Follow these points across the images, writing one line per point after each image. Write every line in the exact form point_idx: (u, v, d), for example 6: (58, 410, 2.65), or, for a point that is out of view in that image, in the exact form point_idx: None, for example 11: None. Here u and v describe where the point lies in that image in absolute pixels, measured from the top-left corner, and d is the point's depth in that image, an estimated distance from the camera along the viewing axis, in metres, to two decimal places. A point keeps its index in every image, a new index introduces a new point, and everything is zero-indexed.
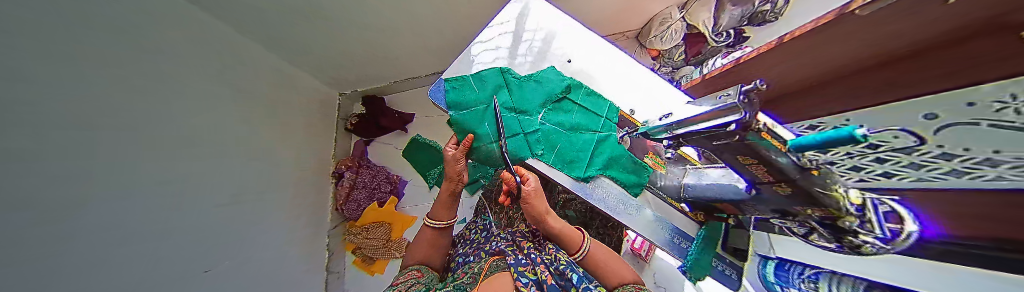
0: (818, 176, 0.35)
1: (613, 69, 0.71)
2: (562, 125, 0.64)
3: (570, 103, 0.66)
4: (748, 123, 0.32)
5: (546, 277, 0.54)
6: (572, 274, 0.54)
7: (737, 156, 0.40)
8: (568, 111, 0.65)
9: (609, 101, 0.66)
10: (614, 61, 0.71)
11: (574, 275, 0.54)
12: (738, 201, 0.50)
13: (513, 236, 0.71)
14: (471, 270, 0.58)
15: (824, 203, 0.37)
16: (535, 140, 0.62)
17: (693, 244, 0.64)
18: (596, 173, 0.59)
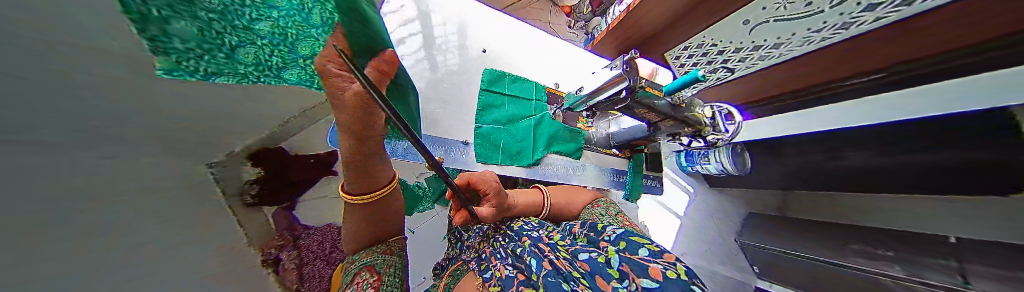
0: (683, 107, 0.49)
1: (528, 49, 0.78)
2: (500, 121, 0.63)
3: (501, 95, 0.66)
4: (633, 87, 0.40)
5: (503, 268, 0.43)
6: (531, 256, 0.44)
7: (635, 111, 0.49)
8: (503, 103, 0.66)
9: (533, 81, 0.71)
10: (525, 41, 0.78)
11: (532, 258, 0.43)
12: (646, 137, 0.63)
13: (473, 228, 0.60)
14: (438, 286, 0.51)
15: (692, 124, 0.51)
16: (484, 146, 0.60)
17: (627, 175, 0.77)
18: (544, 153, 0.64)
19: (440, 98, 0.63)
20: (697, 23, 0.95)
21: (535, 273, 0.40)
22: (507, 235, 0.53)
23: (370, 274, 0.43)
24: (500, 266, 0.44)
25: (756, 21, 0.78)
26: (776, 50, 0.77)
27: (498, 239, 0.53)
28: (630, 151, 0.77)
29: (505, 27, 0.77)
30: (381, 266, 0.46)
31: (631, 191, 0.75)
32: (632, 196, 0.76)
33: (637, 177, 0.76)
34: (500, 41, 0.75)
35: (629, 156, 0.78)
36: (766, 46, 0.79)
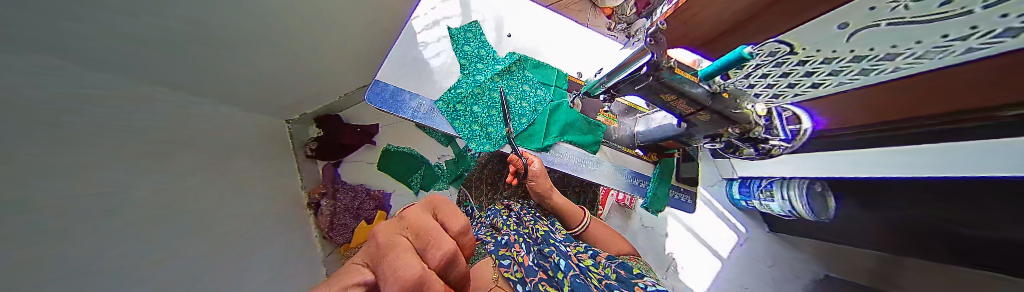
0: (728, 98, 0.41)
1: (553, 31, 0.78)
2: (515, 100, 0.63)
3: (516, 73, 0.67)
4: (655, 63, 0.36)
5: (524, 257, 0.61)
6: (558, 258, 0.62)
7: (660, 96, 0.44)
8: (520, 86, 0.65)
9: (556, 68, 0.70)
10: (550, 24, 0.79)
11: (558, 260, 0.61)
12: (677, 135, 0.56)
13: (499, 220, 0.78)
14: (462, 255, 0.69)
15: (737, 121, 0.43)
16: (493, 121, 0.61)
17: (650, 180, 0.67)
18: (554, 140, 0.61)
19: (448, 69, 0.64)
20: (767, 27, 0.58)
21: (562, 271, 0.59)
22: (532, 239, 0.70)
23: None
24: (523, 254, 0.62)
25: (853, 27, 0.41)
26: (883, 62, 0.43)
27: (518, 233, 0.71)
28: (656, 154, 0.68)
29: (527, 9, 0.80)
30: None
31: (651, 200, 0.65)
32: (653, 207, 0.66)
33: (662, 185, 0.66)
34: (525, 22, 0.77)
35: (656, 162, 0.70)
36: (847, 58, 0.48)
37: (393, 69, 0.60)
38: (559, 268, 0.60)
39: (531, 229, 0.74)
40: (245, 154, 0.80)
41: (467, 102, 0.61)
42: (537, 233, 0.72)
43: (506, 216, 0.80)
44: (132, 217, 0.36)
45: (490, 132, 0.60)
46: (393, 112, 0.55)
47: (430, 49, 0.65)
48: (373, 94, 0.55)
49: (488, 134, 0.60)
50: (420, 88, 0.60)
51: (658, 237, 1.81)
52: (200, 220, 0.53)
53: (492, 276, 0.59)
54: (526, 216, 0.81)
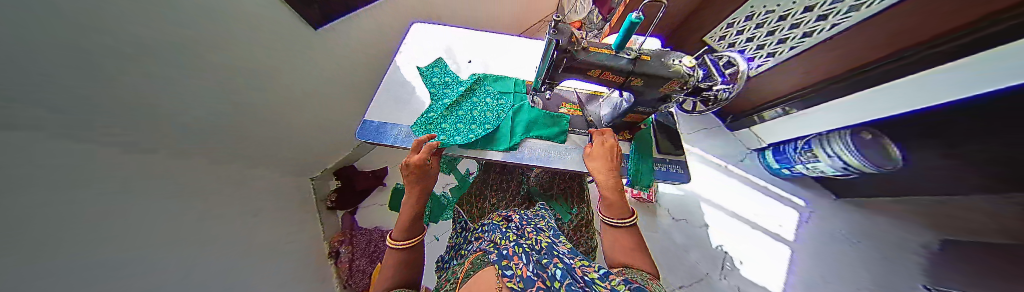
0: (650, 59, 0.44)
1: (502, 49, 0.96)
2: (478, 110, 0.71)
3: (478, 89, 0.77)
4: (564, 47, 0.42)
5: (521, 270, 0.37)
6: (556, 268, 0.38)
7: (588, 74, 0.47)
8: (484, 99, 0.74)
9: (513, 78, 0.78)
10: (501, 44, 0.97)
11: (557, 268, 0.37)
12: (632, 107, 0.57)
13: (497, 234, 0.57)
14: (454, 279, 0.50)
15: (670, 77, 0.45)
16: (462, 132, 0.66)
17: (629, 158, 0.67)
18: (520, 138, 0.66)
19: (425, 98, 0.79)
20: None
21: (563, 283, 0.34)
22: (534, 249, 0.46)
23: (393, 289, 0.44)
24: (523, 266, 0.38)
25: None
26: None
27: (519, 243, 0.49)
28: (630, 131, 0.70)
29: (482, 42, 0.99)
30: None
31: (637, 176, 0.65)
32: (641, 183, 0.65)
33: (644, 160, 0.66)
34: (479, 48, 0.96)
35: (631, 138, 0.70)
36: None
37: (378, 109, 0.76)
38: (556, 279, 0.35)
39: (534, 240, 0.51)
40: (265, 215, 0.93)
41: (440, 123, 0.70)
42: (541, 242, 0.49)
43: (503, 228, 0.59)
44: (145, 271, 0.45)
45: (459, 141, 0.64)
46: (377, 142, 0.68)
47: (407, 86, 0.82)
48: (361, 132, 0.70)
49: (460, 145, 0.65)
50: (398, 118, 0.75)
51: (696, 230, 1.59)
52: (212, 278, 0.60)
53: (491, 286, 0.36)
54: (528, 225, 0.58)
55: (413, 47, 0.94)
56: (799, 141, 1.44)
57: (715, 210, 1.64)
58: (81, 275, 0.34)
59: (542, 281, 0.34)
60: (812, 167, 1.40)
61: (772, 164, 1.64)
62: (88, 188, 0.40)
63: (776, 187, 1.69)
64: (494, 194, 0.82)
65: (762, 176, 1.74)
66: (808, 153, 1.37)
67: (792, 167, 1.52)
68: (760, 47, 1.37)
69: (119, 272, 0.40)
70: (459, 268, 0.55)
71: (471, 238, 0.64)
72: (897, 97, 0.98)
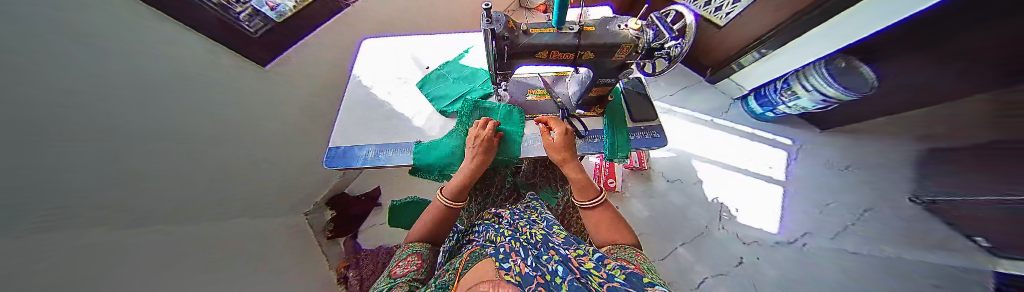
0: (593, 29, 0.44)
1: (448, 53, 1.03)
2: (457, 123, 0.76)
3: (435, 103, 0.85)
4: (502, 33, 0.42)
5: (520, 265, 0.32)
6: (558, 264, 0.33)
7: (538, 56, 0.47)
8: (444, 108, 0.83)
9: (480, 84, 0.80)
10: (447, 47, 1.05)
11: (557, 265, 0.33)
12: (593, 83, 0.56)
13: (490, 232, 0.55)
14: (449, 268, 0.45)
15: (617, 43, 0.45)
16: (424, 148, 0.74)
17: (603, 133, 0.68)
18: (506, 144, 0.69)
19: (393, 115, 0.82)
20: None
21: (558, 277, 0.28)
22: (530, 243, 0.44)
23: (415, 259, 0.49)
24: (521, 262, 0.33)
25: None
26: None
27: (517, 240, 0.46)
28: (599, 106, 0.70)
29: (437, 52, 1.03)
30: (423, 258, 0.51)
31: (613, 150, 0.65)
32: (618, 156, 0.65)
33: (619, 134, 0.66)
34: (428, 56, 1.02)
35: (603, 113, 0.71)
36: None
37: (341, 133, 0.77)
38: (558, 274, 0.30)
39: (529, 234, 0.49)
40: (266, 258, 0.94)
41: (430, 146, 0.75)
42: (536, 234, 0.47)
43: (496, 226, 0.57)
44: None
45: (421, 157, 0.73)
46: (346, 166, 0.69)
47: (366, 105, 0.84)
48: (328, 160, 0.70)
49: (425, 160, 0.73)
50: (367, 138, 0.76)
51: (692, 187, 1.63)
52: None
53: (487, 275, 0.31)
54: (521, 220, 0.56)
55: (371, 67, 0.96)
56: (778, 83, 1.46)
57: (707, 164, 1.67)
58: None
59: (538, 277, 0.28)
60: (793, 106, 1.44)
61: (757, 110, 1.66)
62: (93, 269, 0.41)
63: (761, 131, 1.73)
64: (479, 193, 0.82)
65: (748, 124, 1.76)
66: (788, 92, 1.40)
67: (775, 109, 1.55)
68: None
69: None
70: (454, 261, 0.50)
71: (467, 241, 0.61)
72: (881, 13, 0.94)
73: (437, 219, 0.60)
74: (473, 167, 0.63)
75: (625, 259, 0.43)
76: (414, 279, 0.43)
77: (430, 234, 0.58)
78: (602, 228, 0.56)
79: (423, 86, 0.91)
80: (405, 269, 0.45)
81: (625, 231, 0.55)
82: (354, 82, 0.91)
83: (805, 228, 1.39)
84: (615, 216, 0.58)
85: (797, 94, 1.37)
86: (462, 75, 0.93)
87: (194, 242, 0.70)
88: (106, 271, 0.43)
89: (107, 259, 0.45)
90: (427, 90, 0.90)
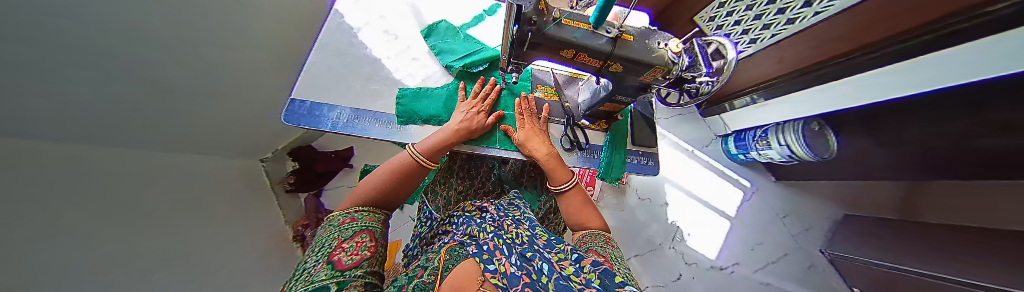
0: (632, 40, 0.39)
1: (455, 15, 0.92)
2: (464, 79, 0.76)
3: (440, 57, 0.78)
4: (528, 17, 0.34)
5: (506, 265, 0.28)
6: (542, 262, 0.28)
7: (562, 55, 0.41)
8: (450, 64, 0.75)
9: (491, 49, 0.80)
10: (455, 8, 0.93)
11: (542, 261, 0.28)
12: (611, 96, 0.52)
13: (472, 227, 0.51)
14: (427, 265, 0.41)
15: (653, 64, 0.41)
16: (411, 94, 0.69)
17: (603, 150, 0.67)
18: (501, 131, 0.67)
19: (381, 76, 0.72)
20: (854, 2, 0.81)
21: (543, 276, 0.23)
22: (515, 242, 0.39)
23: (368, 240, 0.39)
24: (507, 262, 0.28)
25: None
26: None
27: (499, 236, 0.41)
28: (605, 121, 0.69)
29: (445, 10, 0.91)
30: (377, 237, 0.42)
31: (607, 170, 0.64)
32: (611, 176, 0.65)
33: (617, 154, 0.66)
34: (433, 13, 0.89)
35: (607, 129, 0.70)
36: None
37: (310, 84, 0.64)
38: (540, 272, 0.26)
39: (515, 233, 0.44)
40: (212, 202, 0.84)
41: (423, 93, 0.70)
42: (522, 236, 0.43)
43: (477, 221, 0.53)
44: (105, 263, 0.42)
45: (406, 103, 0.68)
46: (311, 127, 0.58)
47: (350, 57, 0.72)
48: (289, 114, 0.59)
49: (408, 107, 0.68)
50: (345, 100, 0.65)
51: (657, 208, 1.75)
52: (179, 265, 0.58)
53: (470, 279, 0.27)
54: (505, 217, 0.52)
55: (361, 7, 0.81)
56: (757, 130, 1.53)
57: (676, 190, 1.79)
58: (51, 268, 0.33)
59: (524, 277, 0.23)
60: (762, 154, 1.54)
61: (732, 150, 1.76)
62: (18, 182, 0.35)
63: (732, 171, 1.85)
64: (458, 182, 0.76)
65: (722, 161, 1.88)
66: (763, 141, 1.47)
67: (747, 153, 1.65)
68: (744, 32, 1.35)
69: (82, 266, 0.38)
70: (433, 254, 0.46)
71: (444, 232, 0.56)
72: (861, 91, 1.02)
73: (395, 180, 0.51)
74: (455, 133, 0.57)
75: (596, 252, 0.43)
76: (370, 273, 0.34)
77: (382, 197, 0.50)
78: (576, 212, 0.56)
79: (428, 37, 0.82)
80: (355, 257, 0.33)
81: (595, 215, 0.56)
82: (334, 24, 0.75)
83: (735, 259, 1.66)
84: (585, 197, 0.58)
85: (769, 146, 1.44)
86: (472, 42, 0.84)
87: (122, 170, 0.60)
88: (31, 181, 0.38)
89: (30, 174, 0.38)
90: (432, 42, 0.81)
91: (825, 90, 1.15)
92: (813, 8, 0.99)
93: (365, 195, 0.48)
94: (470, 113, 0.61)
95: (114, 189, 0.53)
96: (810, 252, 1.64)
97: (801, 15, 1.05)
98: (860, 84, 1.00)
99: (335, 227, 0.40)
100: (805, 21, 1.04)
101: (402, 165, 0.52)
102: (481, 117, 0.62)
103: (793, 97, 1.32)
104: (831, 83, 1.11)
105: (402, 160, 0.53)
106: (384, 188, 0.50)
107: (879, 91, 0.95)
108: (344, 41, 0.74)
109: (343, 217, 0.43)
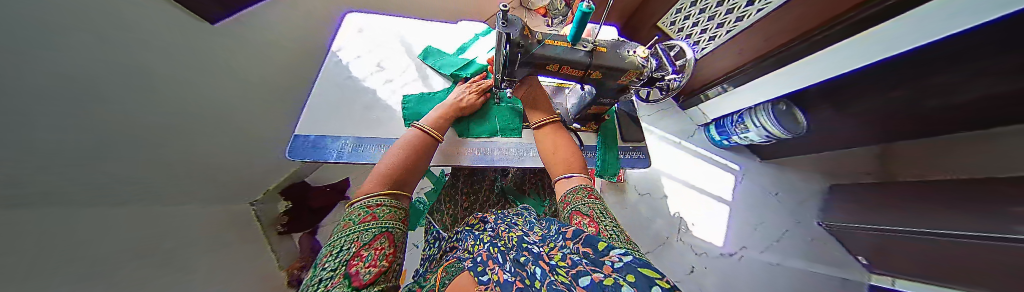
0: (606, 51, 0.46)
1: (446, 42, 1.00)
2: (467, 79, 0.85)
3: (442, 70, 0.87)
4: (515, 41, 0.40)
5: (498, 275, 0.28)
6: (533, 264, 0.28)
7: (548, 69, 0.47)
8: (454, 71, 0.85)
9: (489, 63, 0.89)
10: (445, 36, 1.02)
11: (534, 265, 0.27)
12: (595, 99, 0.58)
13: (470, 240, 0.52)
14: (426, 285, 0.41)
15: (626, 69, 0.47)
16: (415, 98, 0.78)
17: (597, 150, 0.71)
18: (492, 132, 0.73)
19: (380, 106, 0.75)
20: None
21: (537, 281, 0.22)
22: (507, 247, 0.40)
23: (388, 246, 0.37)
24: (500, 272, 0.29)
25: None
26: None
27: (491, 246, 0.43)
28: (595, 123, 0.74)
29: (437, 38, 1.00)
30: (396, 240, 0.40)
31: (603, 167, 0.69)
32: (607, 173, 0.70)
33: (609, 151, 0.71)
34: (425, 40, 0.97)
35: (597, 130, 0.75)
36: None
37: (310, 120, 0.67)
38: (530, 276, 0.25)
39: (507, 238, 0.45)
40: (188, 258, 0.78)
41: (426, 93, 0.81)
42: (510, 238, 0.43)
43: (477, 233, 0.54)
44: None
45: (411, 107, 0.76)
46: (315, 160, 0.60)
47: (348, 90, 0.75)
48: (290, 151, 0.60)
49: (413, 110, 0.76)
50: (344, 131, 0.67)
51: (658, 200, 1.79)
52: None
53: (471, 288, 0.28)
54: (501, 224, 0.54)
55: (359, 43, 0.88)
56: (734, 116, 1.64)
57: (672, 181, 1.85)
58: None
59: (518, 283, 0.24)
60: (744, 137, 1.63)
61: (715, 137, 1.86)
62: None
63: (720, 156, 1.94)
64: (462, 197, 0.78)
65: (710, 148, 1.97)
66: (741, 125, 1.58)
67: (729, 138, 1.75)
68: (702, 32, 1.50)
69: None
70: (431, 276, 0.47)
71: (449, 249, 0.58)
72: (816, 70, 1.14)
73: (413, 155, 0.54)
74: (447, 109, 0.67)
75: (581, 213, 0.41)
76: (386, 289, 0.31)
77: (401, 176, 0.51)
78: (559, 163, 0.57)
79: (425, 59, 0.90)
80: (372, 271, 0.30)
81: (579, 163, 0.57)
82: (332, 62, 0.80)
83: (740, 242, 1.69)
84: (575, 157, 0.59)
85: (747, 129, 1.55)
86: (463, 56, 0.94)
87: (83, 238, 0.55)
88: None
89: None
90: (430, 63, 0.89)
91: (784, 69, 1.28)
92: (758, 5, 1.15)
93: (381, 178, 0.49)
94: (466, 93, 0.73)
95: (66, 265, 0.48)
96: (808, 225, 1.70)
97: (749, 13, 1.20)
98: (815, 62, 1.11)
99: (355, 225, 0.38)
100: (755, 16, 1.18)
101: (416, 142, 0.57)
102: (473, 93, 0.72)
103: (762, 80, 1.42)
104: (792, 64, 1.22)
105: (413, 137, 0.58)
106: (399, 165, 0.51)
107: (834, 69, 1.06)
108: (344, 77, 0.78)
109: (363, 212, 0.41)
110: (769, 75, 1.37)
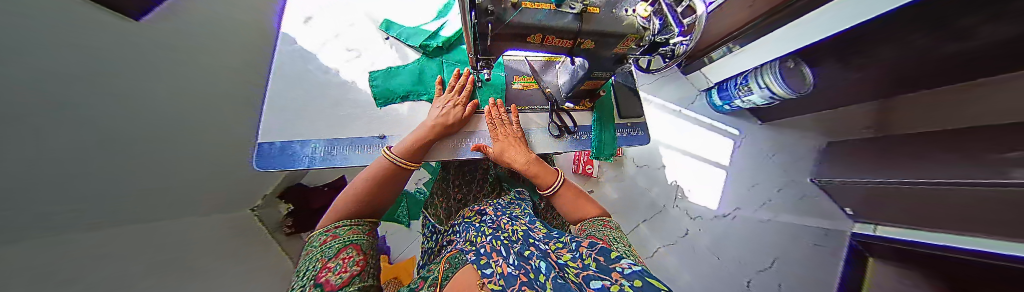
0: (600, 13, 0.37)
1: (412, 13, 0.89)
2: (438, 46, 0.77)
3: (410, 40, 0.79)
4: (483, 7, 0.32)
5: (503, 266, 0.24)
6: (539, 259, 0.24)
7: (530, 40, 0.39)
8: (423, 42, 0.77)
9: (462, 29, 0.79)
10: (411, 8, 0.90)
11: (539, 259, 0.23)
12: (588, 74, 0.51)
13: (471, 232, 0.50)
14: (426, 279, 0.39)
15: (624, 33, 0.40)
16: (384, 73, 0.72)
17: (592, 129, 0.67)
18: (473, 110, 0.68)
19: (350, 100, 0.68)
20: None
21: (542, 274, 0.19)
22: (511, 239, 0.36)
23: (356, 255, 0.34)
24: (503, 263, 0.25)
25: None
26: None
27: (494, 238, 0.39)
28: (589, 100, 0.68)
29: (400, 7, 0.89)
30: (365, 250, 0.37)
31: (599, 149, 0.65)
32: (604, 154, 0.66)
33: (606, 131, 0.66)
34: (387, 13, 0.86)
35: (592, 107, 0.69)
36: None
37: (274, 123, 0.60)
38: (536, 270, 0.21)
39: (511, 230, 0.41)
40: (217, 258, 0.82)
41: (396, 69, 0.74)
42: (516, 232, 0.40)
43: (478, 225, 0.51)
44: None
45: (380, 84, 0.70)
46: (287, 168, 0.55)
47: (312, 85, 0.67)
48: (259, 160, 0.55)
49: (384, 88, 0.70)
50: (314, 132, 0.61)
51: (655, 172, 1.80)
52: None
53: (472, 284, 0.24)
54: (503, 217, 0.51)
55: (313, 25, 0.76)
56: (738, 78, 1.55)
57: (671, 151, 1.84)
58: None
59: (521, 276, 0.20)
60: (744, 101, 1.58)
61: (717, 102, 1.79)
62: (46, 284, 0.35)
63: (719, 122, 1.90)
64: (455, 190, 0.75)
65: (710, 115, 1.91)
66: (744, 87, 1.50)
67: (731, 103, 1.68)
68: None
69: None
70: (435, 265, 0.45)
71: (449, 242, 0.56)
72: (822, 25, 1.06)
73: (380, 182, 0.48)
74: (430, 129, 0.56)
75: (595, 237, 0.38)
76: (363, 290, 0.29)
77: (363, 207, 0.46)
78: (575, 205, 0.50)
79: (389, 30, 0.81)
80: (344, 275, 0.29)
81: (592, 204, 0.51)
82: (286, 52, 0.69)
83: (735, 203, 1.74)
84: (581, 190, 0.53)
85: (751, 91, 1.48)
86: (432, 25, 0.84)
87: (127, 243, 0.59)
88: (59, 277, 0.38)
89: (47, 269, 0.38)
90: (397, 32, 0.81)
91: (785, 28, 1.20)
92: None
93: (345, 205, 0.44)
94: (447, 107, 0.61)
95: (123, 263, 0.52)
96: (800, 182, 1.74)
97: None
98: (818, 18, 1.04)
99: (315, 248, 0.36)
100: None
101: (384, 168, 0.50)
102: (458, 107, 0.61)
103: (763, 42, 1.35)
104: (791, 24, 1.16)
105: (383, 163, 0.50)
106: (365, 189, 0.46)
107: (840, 22, 0.98)
108: (304, 70, 0.68)
109: (322, 236, 0.38)
110: (769, 37, 1.30)
